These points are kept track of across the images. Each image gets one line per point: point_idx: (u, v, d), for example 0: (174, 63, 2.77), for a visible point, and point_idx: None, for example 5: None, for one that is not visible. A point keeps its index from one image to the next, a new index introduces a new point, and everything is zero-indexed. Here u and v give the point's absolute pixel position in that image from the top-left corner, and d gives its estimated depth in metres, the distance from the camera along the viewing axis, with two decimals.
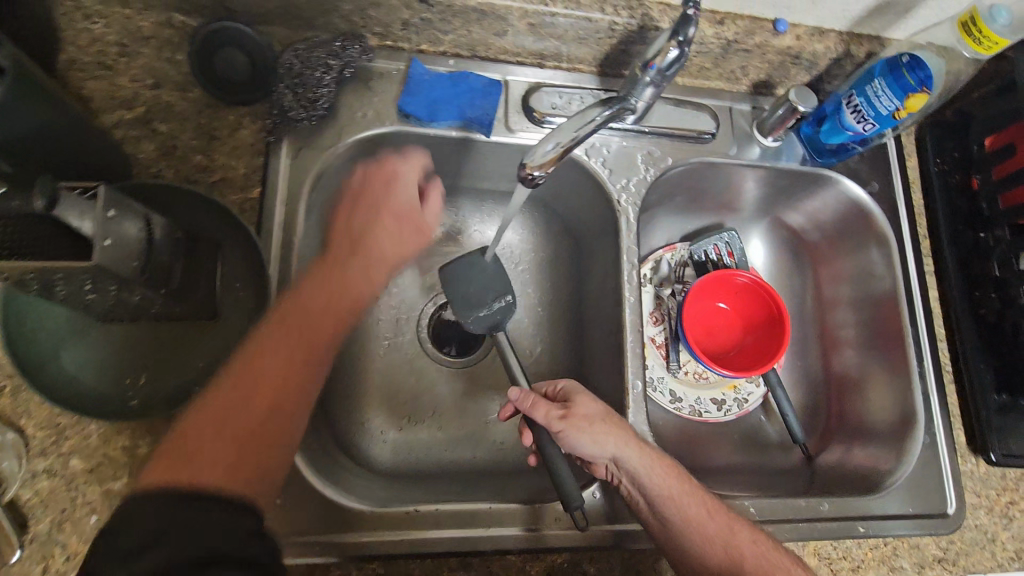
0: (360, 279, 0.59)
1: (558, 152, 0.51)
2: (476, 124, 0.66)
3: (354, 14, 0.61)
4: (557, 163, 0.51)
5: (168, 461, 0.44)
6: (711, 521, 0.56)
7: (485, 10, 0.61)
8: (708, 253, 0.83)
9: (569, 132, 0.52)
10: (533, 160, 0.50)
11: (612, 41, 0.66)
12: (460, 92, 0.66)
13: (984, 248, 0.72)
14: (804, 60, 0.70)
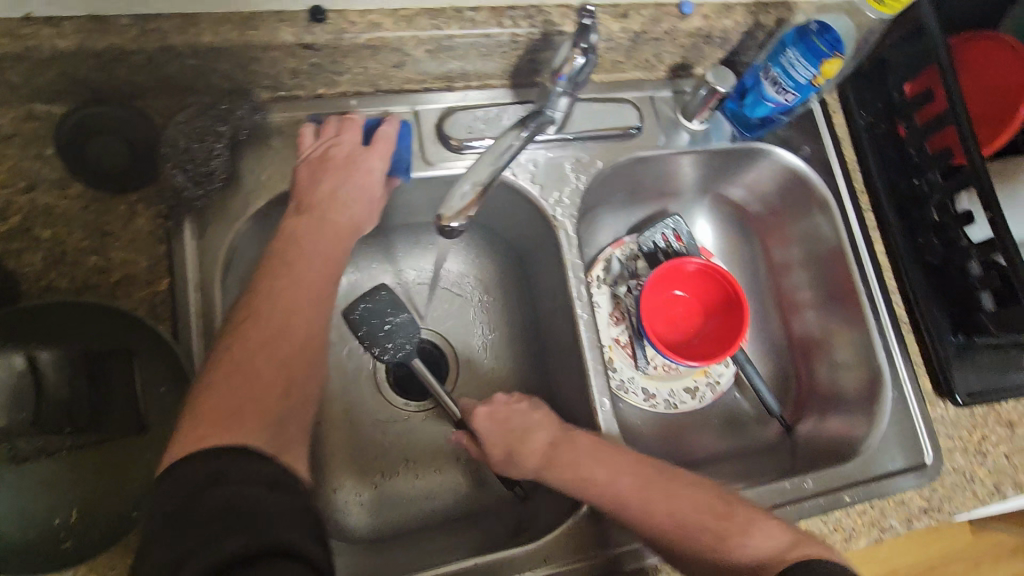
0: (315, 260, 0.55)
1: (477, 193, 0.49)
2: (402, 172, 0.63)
3: (235, 72, 0.57)
4: (479, 202, 0.50)
5: (204, 428, 0.42)
6: (619, 484, 0.56)
7: (376, 45, 0.57)
8: (656, 242, 0.82)
9: (484, 170, 0.49)
10: (452, 207, 0.50)
11: (518, 51, 0.63)
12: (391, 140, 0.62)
13: (921, 195, 0.72)
14: (715, 37, 0.68)
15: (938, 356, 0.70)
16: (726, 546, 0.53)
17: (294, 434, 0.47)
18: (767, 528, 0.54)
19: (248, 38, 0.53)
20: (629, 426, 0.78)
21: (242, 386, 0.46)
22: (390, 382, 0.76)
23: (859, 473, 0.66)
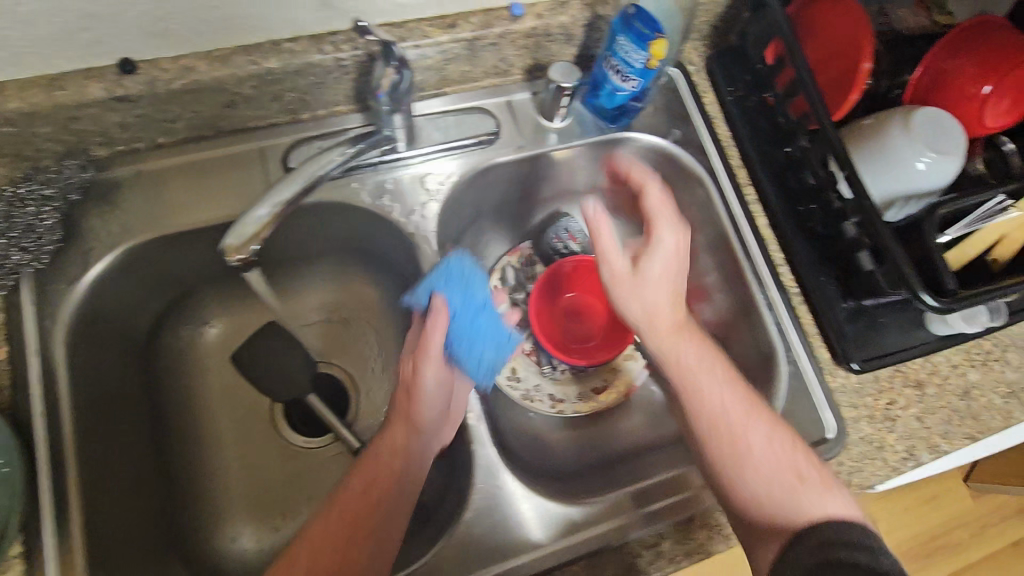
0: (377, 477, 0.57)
1: (270, 216, 0.49)
2: (471, 364, 0.59)
3: (59, 133, 0.57)
4: (275, 224, 0.49)
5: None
6: (709, 390, 0.61)
7: (196, 88, 0.57)
8: (552, 243, 0.80)
9: (277, 194, 0.50)
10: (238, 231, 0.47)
11: (352, 75, 0.62)
12: (454, 291, 0.58)
13: (796, 163, 0.70)
14: (557, 34, 0.67)
15: (829, 324, 0.68)
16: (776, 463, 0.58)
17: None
18: (778, 430, 0.60)
19: (57, 99, 0.53)
20: (538, 437, 0.76)
21: (294, 561, 0.52)
22: (285, 421, 0.74)
23: None
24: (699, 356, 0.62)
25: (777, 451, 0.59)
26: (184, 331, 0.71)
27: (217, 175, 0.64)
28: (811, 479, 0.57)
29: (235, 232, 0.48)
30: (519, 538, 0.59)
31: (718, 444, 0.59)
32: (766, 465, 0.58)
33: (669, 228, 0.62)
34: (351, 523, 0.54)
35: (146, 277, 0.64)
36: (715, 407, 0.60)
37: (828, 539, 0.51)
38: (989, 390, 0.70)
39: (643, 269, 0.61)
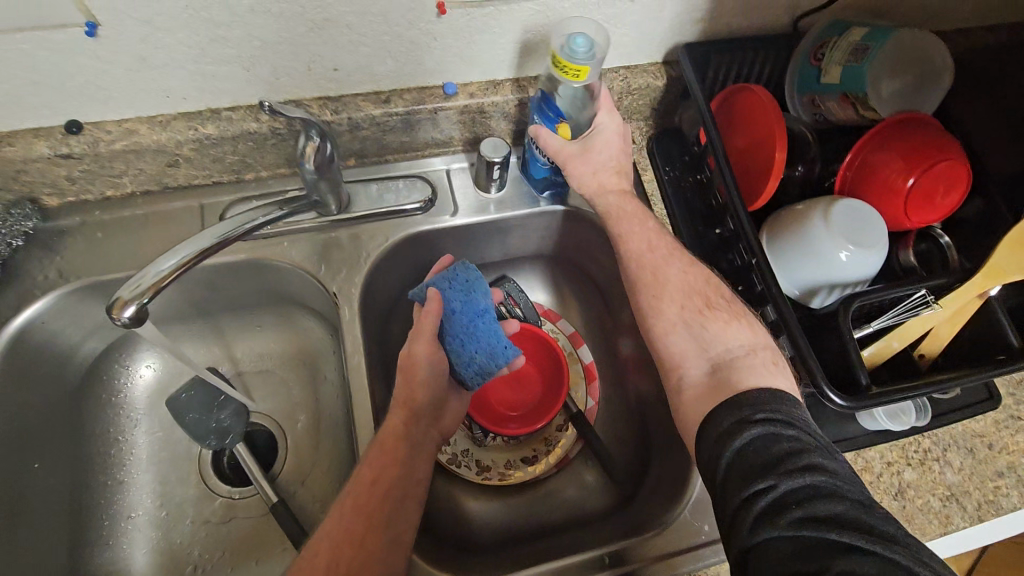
0: (393, 492, 0.59)
1: (175, 268, 0.50)
2: (459, 363, 0.63)
3: (9, 183, 0.61)
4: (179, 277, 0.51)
5: None
6: (647, 252, 0.64)
7: (137, 149, 0.61)
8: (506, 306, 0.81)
9: (187, 249, 0.52)
10: (142, 282, 0.49)
11: (291, 142, 0.66)
12: (455, 294, 0.63)
13: (726, 244, 0.70)
14: (490, 111, 0.70)
15: None
16: (729, 341, 0.58)
17: None
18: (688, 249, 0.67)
19: (5, 155, 0.58)
20: (458, 504, 0.74)
21: None
22: (213, 469, 0.75)
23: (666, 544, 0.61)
24: (634, 213, 0.67)
25: (687, 319, 0.61)
26: (121, 372, 0.73)
27: (157, 228, 0.67)
28: (717, 314, 0.60)
29: (131, 282, 0.49)
30: None
31: (654, 301, 0.62)
32: (677, 286, 0.62)
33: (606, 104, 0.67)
34: (341, 557, 0.55)
35: (80, 323, 0.66)
36: (649, 268, 0.64)
37: (736, 421, 0.50)
38: (926, 491, 0.66)
39: (608, 134, 0.67)
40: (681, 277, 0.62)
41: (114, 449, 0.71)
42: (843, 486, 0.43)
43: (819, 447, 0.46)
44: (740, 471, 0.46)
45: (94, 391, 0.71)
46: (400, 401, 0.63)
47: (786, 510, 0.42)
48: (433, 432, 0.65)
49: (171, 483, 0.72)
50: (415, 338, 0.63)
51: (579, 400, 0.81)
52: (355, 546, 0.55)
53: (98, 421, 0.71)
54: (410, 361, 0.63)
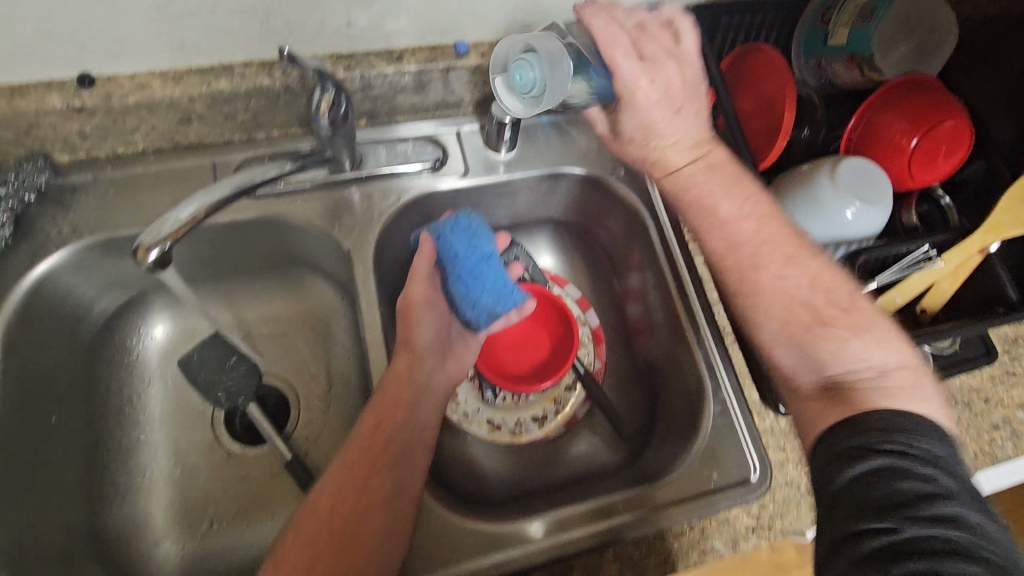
0: (398, 444, 0.60)
1: (191, 218, 0.51)
2: (466, 305, 0.65)
3: (21, 138, 0.61)
4: (193, 229, 0.51)
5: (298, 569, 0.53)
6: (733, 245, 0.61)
7: (150, 103, 0.61)
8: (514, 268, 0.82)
9: (203, 198, 0.52)
10: (162, 229, 0.50)
11: (304, 100, 0.66)
12: (458, 239, 0.63)
13: None
14: None
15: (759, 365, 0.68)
16: (847, 358, 0.54)
17: (346, 562, 0.53)
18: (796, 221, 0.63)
19: (17, 107, 0.58)
20: (469, 460, 0.76)
21: (317, 547, 0.54)
22: (224, 429, 0.75)
23: (676, 491, 0.63)
24: (720, 192, 0.61)
25: (790, 335, 0.57)
26: (134, 332, 0.74)
27: (170, 186, 0.67)
28: (834, 330, 0.55)
29: (152, 229, 0.49)
30: (425, 556, 0.59)
31: (751, 309, 0.59)
32: (774, 296, 0.58)
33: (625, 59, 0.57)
34: (343, 505, 0.56)
35: (92, 280, 0.66)
36: (773, 278, 0.58)
37: (859, 448, 0.47)
38: None
39: (672, 111, 0.61)
40: (778, 284, 0.58)
41: (128, 408, 0.72)
42: (977, 546, 0.40)
43: (960, 497, 0.43)
44: (857, 504, 0.44)
45: (107, 350, 0.71)
46: (404, 344, 0.65)
47: (903, 556, 0.40)
48: (440, 375, 0.67)
49: (185, 441, 0.73)
50: (415, 281, 0.66)
51: (587, 360, 0.82)
52: (363, 488, 0.57)
53: (112, 379, 0.71)
54: (416, 301, 0.66)
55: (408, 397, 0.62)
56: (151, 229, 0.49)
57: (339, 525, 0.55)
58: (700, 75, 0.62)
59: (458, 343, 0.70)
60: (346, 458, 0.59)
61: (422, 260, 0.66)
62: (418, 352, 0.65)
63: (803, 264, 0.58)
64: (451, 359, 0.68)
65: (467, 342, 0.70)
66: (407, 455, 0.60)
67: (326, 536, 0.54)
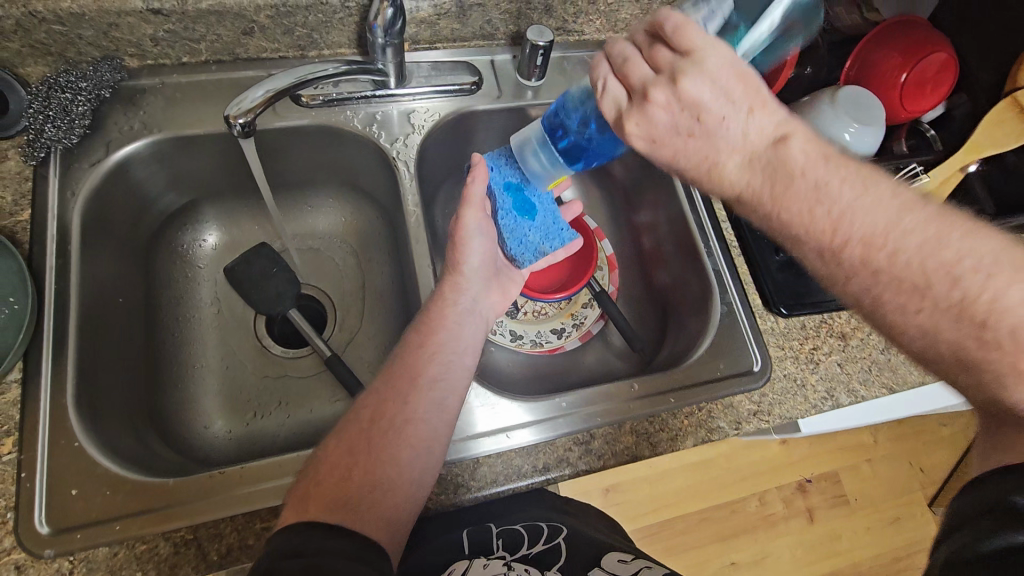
0: (444, 347, 0.62)
1: (266, 96, 0.57)
2: (511, 241, 0.68)
3: (99, 38, 0.67)
4: (269, 106, 0.58)
5: (339, 463, 0.54)
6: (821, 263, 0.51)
7: (220, 10, 0.67)
8: None
9: (274, 84, 0.58)
10: (242, 107, 0.57)
11: (358, 19, 0.72)
12: (509, 169, 0.67)
13: None
14: (535, 3, 0.78)
15: (764, 272, 0.76)
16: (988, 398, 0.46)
17: (386, 446, 0.55)
18: (942, 221, 0.48)
19: (102, 5, 0.64)
20: (495, 364, 0.82)
21: (362, 442, 0.55)
22: (270, 334, 0.81)
23: (689, 377, 0.70)
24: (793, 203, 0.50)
25: (931, 344, 0.48)
26: (188, 236, 0.79)
27: (229, 93, 0.73)
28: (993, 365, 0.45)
29: (237, 103, 0.57)
30: (464, 424, 0.64)
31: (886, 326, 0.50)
32: (915, 327, 0.48)
33: (611, 95, 0.54)
34: (382, 418, 0.57)
35: (156, 178, 0.73)
36: (910, 311, 0.48)
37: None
38: None
39: (677, 133, 0.52)
40: (905, 315, 0.48)
41: (184, 304, 0.77)
42: None
43: None
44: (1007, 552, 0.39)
45: (162, 248, 0.77)
46: (452, 265, 0.67)
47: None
48: (484, 301, 0.68)
49: (233, 337, 0.79)
50: (470, 206, 0.66)
51: (603, 282, 0.88)
52: (402, 405, 0.58)
53: (169, 277, 0.77)
54: (461, 222, 0.67)
55: (455, 302, 0.65)
56: (233, 102, 0.56)
57: (381, 423, 0.57)
58: (711, 71, 0.49)
59: (501, 279, 0.72)
60: (394, 359, 0.62)
61: (477, 181, 0.65)
62: (464, 276, 0.67)
63: (945, 291, 0.46)
64: (494, 292, 0.70)
65: (511, 274, 0.73)
66: (447, 373, 0.61)
67: (368, 443, 0.55)
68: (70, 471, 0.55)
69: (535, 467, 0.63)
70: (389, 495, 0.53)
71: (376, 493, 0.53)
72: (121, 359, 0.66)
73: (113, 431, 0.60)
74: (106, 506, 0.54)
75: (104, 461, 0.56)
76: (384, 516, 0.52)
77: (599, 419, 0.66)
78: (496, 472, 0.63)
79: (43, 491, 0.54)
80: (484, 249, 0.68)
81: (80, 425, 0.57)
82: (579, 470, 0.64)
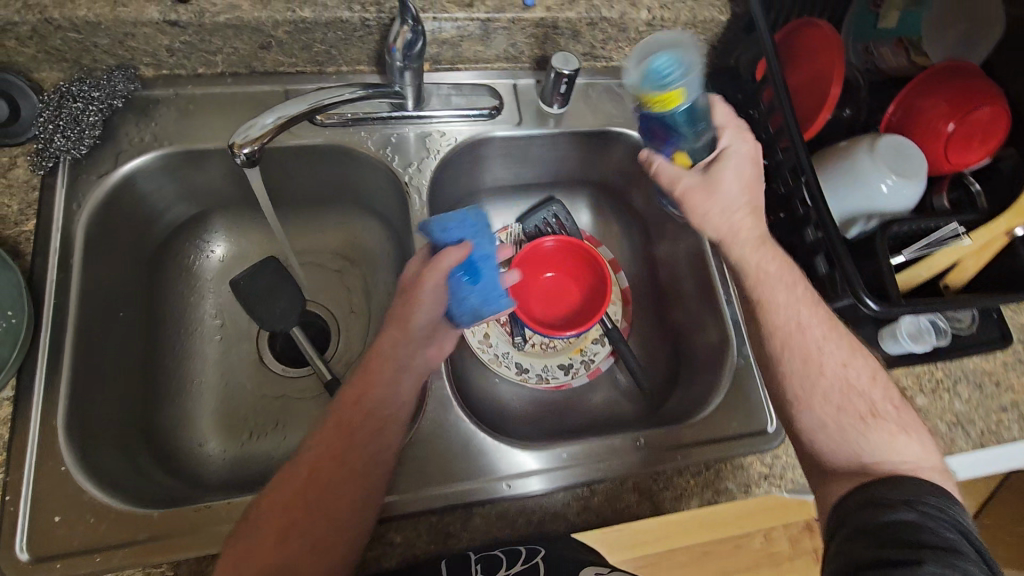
0: (381, 408, 0.57)
1: (276, 125, 0.55)
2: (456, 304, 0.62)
3: (115, 47, 0.66)
4: (279, 135, 0.56)
5: (275, 523, 0.51)
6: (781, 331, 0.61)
7: (237, 24, 0.65)
8: (540, 226, 0.86)
9: (283, 110, 0.56)
10: (250, 136, 0.55)
11: (378, 37, 0.70)
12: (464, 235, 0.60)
13: (772, 173, 0.74)
14: (563, 29, 0.74)
15: None
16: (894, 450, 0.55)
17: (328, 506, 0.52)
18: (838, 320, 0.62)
19: (118, 15, 0.62)
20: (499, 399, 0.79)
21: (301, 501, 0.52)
22: (270, 351, 0.79)
23: (698, 434, 0.67)
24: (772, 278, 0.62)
25: (842, 421, 0.58)
26: (195, 246, 0.78)
27: (242, 107, 0.71)
28: (882, 424, 0.57)
29: (243, 132, 0.54)
30: (465, 470, 0.62)
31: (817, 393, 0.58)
32: (833, 381, 0.59)
33: (734, 133, 0.65)
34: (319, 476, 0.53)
35: (164, 191, 0.71)
36: (845, 369, 0.59)
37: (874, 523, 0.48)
38: (935, 416, 0.71)
39: (707, 179, 0.64)
40: (844, 374, 0.59)
41: (187, 317, 0.76)
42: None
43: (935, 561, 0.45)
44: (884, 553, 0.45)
45: (169, 259, 0.76)
46: (396, 321, 0.60)
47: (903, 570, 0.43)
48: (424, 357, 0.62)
49: (234, 353, 0.77)
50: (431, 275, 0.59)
51: (615, 318, 0.84)
52: (336, 464, 0.54)
53: (174, 289, 0.76)
54: (420, 288, 0.60)
55: (398, 360, 0.59)
56: (240, 132, 0.54)
57: (320, 479, 0.53)
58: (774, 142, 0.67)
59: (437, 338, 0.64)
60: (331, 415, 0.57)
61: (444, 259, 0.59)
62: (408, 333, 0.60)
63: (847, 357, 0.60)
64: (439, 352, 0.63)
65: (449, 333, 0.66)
66: (382, 434, 0.56)
67: (305, 502, 0.52)
68: (54, 496, 0.54)
69: (531, 522, 0.60)
70: (321, 559, 0.50)
71: (312, 556, 0.50)
72: (119, 377, 0.65)
73: (104, 453, 0.59)
74: (88, 535, 0.53)
75: (91, 488, 0.55)
76: (320, 574, 0.49)
77: (603, 475, 0.63)
78: (489, 523, 0.60)
79: (26, 513, 0.53)
80: (432, 315, 0.61)
81: (70, 449, 0.56)
82: (577, 527, 0.61)
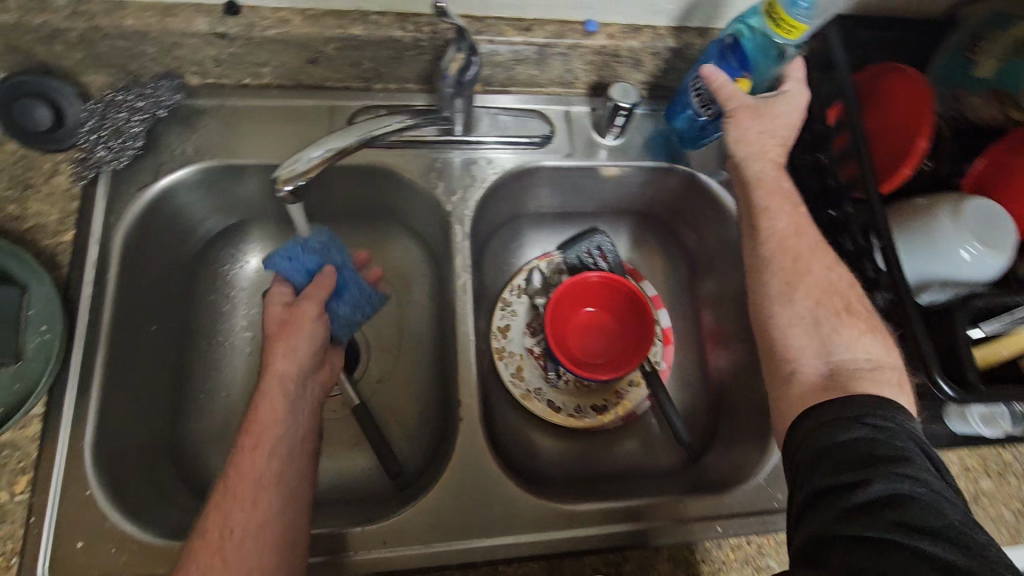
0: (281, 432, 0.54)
1: (322, 159, 0.53)
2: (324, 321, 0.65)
3: (162, 56, 0.64)
4: (325, 168, 0.53)
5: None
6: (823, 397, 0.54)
7: (287, 39, 0.63)
8: (582, 257, 0.82)
9: (331, 142, 0.53)
10: (294, 170, 0.53)
11: (431, 56, 0.67)
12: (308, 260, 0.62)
13: (839, 226, 0.69)
14: (625, 57, 0.70)
15: None
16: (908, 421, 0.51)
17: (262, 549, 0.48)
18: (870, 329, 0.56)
19: (167, 25, 0.60)
20: (529, 437, 0.76)
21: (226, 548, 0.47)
22: None
23: (739, 504, 0.63)
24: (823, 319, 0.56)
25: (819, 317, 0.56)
26: (230, 256, 0.75)
27: (286, 121, 0.69)
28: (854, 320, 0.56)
29: (289, 165, 0.53)
30: (496, 522, 0.60)
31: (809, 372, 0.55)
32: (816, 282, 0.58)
33: (798, 86, 0.64)
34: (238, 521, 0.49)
35: (202, 204, 0.70)
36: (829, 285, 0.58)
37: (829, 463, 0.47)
38: (1000, 502, 0.65)
39: (760, 104, 0.63)
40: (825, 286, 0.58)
41: (217, 330, 0.72)
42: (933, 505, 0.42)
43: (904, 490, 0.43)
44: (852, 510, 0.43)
45: (205, 271, 0.74)
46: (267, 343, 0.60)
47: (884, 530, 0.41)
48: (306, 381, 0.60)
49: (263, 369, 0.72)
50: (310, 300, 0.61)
51: (654, 358, 0.80)
52: (255, 502, 0.50)
53: (207, 301, 0.73)
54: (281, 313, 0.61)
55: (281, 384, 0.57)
56: (284, 168, 0.52)
57: (247, 526, 0.49)
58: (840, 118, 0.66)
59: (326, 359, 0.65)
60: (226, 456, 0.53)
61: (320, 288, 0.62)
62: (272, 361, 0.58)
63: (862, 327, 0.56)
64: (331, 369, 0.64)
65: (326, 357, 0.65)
66: (294, 460, 0.54)
67: (234, 551, 0.47)
68: (77, 520, 0.53)
69: None
70: None
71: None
72: (147, 394, 0.64)
73: (127, 476, 0.58)
74: (108, 565, 0.52)
75: (114, 516, 0.54)
76: None
77: (638, 540, 0.60)
78: None
79: (49, 538, 0.53)
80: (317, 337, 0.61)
81: (94, 472, 0.55)
82: None
